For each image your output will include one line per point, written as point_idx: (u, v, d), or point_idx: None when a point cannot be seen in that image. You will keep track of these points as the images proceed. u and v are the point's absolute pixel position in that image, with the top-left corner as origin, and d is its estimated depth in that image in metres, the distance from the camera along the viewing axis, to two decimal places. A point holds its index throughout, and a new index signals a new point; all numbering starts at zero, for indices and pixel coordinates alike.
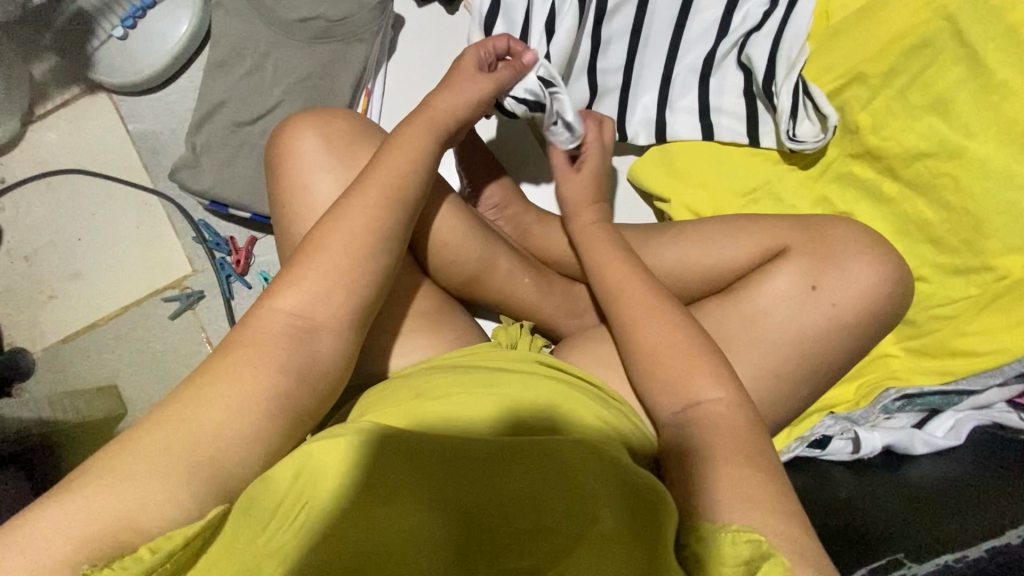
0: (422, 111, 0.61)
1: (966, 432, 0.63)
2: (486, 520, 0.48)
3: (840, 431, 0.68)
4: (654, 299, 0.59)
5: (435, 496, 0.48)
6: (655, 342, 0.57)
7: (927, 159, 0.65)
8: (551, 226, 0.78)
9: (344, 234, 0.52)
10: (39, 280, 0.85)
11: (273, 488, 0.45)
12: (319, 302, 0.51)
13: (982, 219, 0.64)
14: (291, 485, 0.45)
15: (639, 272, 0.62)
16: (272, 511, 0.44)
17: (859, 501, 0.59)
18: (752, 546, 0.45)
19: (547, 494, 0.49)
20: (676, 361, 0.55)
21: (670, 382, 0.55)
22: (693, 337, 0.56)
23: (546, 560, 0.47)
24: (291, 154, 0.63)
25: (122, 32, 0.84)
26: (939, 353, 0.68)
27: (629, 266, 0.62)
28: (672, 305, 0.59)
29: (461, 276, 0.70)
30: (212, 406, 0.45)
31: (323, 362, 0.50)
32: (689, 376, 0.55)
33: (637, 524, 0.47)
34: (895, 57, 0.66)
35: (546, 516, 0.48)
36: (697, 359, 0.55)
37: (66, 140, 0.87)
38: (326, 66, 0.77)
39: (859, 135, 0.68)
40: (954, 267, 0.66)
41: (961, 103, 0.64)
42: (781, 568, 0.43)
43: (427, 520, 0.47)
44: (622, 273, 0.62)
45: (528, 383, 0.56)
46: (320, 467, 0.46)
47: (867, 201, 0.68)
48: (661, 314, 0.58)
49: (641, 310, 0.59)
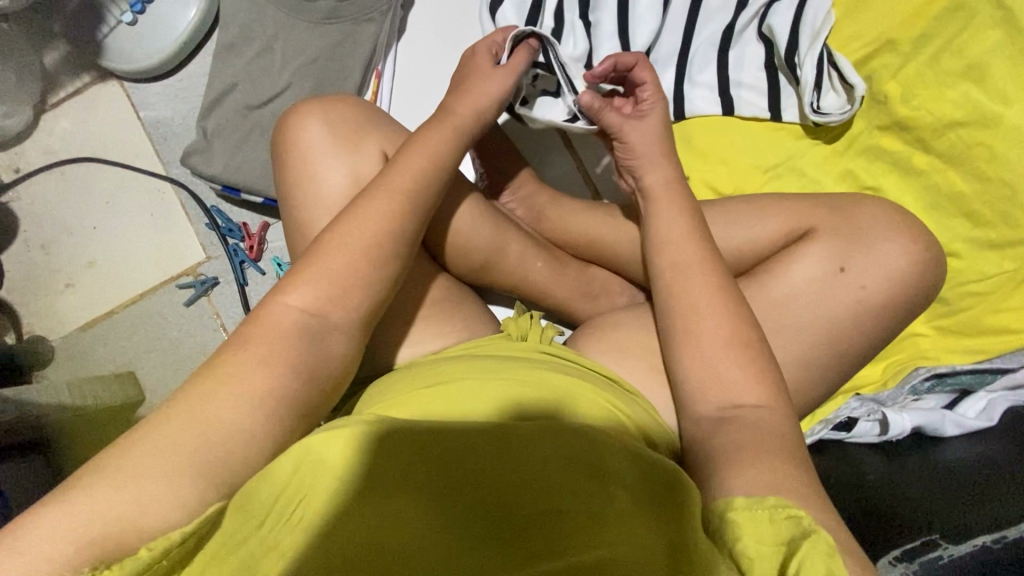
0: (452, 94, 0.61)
1: (998, 414, 0.60)
2: (499, 507, 0.44)
3: (867, 413, 0.65)
4: (704, 282, 0.54)
5: (442, 477, 0.45)
6: (706, 330, 0.52)
7: (962, 128, 0.62)
8: (567, 207, 0.76)
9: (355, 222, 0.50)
10: (57, 269, 0.85)
11: (271, 484, 0.41)
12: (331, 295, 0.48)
13: (1018, 189, 0.61)
14: (295, 477, 0.42)
15: (684, 245, 0.57)
16: (273, 500, 0.41)
17: (887, 485, 0.57)
18: (792, 523, 0.39)
19: (561, 478, 0.46)
20: (713, 346, 0.52)
21: (706, 368, 0.52)
22: (731, 317, 0.52)
23: (564, 542, 0.43)
24: (294, 136, 0.62)
25: (131, 17, 0.83)
26: (973, 331, 0.66)
27: (670, 242, 0.57)
28: (713, 286, 0.54)
29: (475, 258, 0.69)
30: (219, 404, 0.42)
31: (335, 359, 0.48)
32: (733, 369, 0.51)
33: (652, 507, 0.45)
34: (926, 22, 0.63)
35: (558, 501, 0.45)
36: (737, 353, 0.51)
37: (79, 129, 0.87)
38: (335, 47, 0.76)
39: (889, 105, 0.65)
40: (988, 241, 0.63)
41: (996, 69, 0.61)
42: (828, 551, 0.37)
43: (439, 511, 0.43)
44: (684, 242, 0.57)
45: (533, 369, 0.56)
46: (320, 454, 0.43)
47: (898, 174, 0.66)
48: (702, 295, 0.54)
49: (682, 290, 0.55)
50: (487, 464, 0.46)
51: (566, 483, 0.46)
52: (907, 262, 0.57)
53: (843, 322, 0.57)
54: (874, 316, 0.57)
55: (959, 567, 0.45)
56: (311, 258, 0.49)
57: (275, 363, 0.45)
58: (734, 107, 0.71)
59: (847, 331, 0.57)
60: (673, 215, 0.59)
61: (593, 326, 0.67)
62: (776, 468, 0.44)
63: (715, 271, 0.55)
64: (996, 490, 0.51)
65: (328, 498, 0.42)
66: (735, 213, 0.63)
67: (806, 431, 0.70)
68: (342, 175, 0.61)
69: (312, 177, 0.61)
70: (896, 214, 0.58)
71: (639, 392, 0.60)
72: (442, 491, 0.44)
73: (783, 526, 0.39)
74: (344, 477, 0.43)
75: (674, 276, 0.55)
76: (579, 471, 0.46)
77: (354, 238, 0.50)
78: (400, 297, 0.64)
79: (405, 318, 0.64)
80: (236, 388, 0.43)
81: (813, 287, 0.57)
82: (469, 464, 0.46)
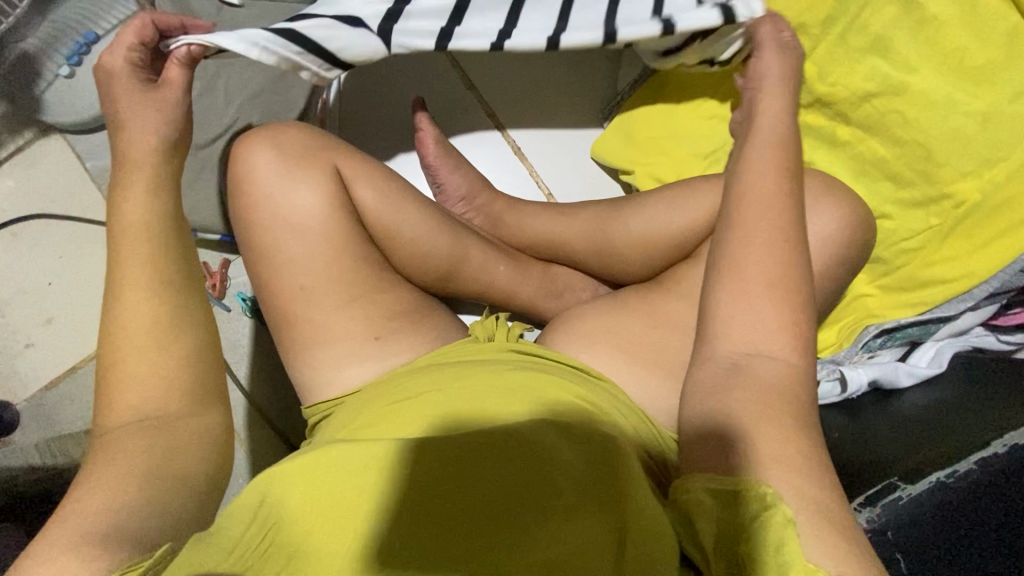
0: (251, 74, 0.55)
1: (947, 359, 0.65)
2: (481, 510, 0.45)
3: (827, 374, 0.68)
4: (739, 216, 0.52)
5: (433, 480, 0.46)
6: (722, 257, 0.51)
7: (874, 98, 0.65)
8: (521, 210, 0.77)
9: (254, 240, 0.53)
10: (14, 331, 0.84)
11: (229, 530, 0.42)
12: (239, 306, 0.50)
13: (933, 148, 0.64)
14: (251, 523, 0.43)
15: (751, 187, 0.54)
16: (242, 535, 0.42)
17: (853, 437, 0.60)
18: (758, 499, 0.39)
19: (528, 468, 0.47)
20: (752, 296, 0.49)
21: (750, 330, 0.48)
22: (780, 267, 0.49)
23: (534, 534, 0.44)
24: (245, 165, 0.63)
25: (67, 70, 0.81)
26: (913, 286, 0.68)
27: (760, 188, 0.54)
28: (779, 234, 0.51)
29: (435, 268, 0.70)
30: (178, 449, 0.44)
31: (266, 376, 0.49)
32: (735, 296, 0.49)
33: (602, 489, 0.46)
34: (830, 4, 0.65)
35: (534, 508, 0.45)
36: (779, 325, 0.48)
37: (25, 186, 0.86)
38: (277, 82, 0.77)
39: (807, 84, 0.68)
40: (913, 200, 0.66)
41: (899, 41, 0.63)
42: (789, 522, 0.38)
43: (426, 521, 0.44)
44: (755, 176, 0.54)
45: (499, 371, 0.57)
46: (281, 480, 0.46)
47: (825, 147, 0.69)
48: (768, 254, 0.50)
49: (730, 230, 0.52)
50: (482, 474, 0.47)
51: (538, 472, 0.47)
52: (837, 227, 0.60)
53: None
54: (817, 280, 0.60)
55: (917, 504, 0.51)
56: None
57: None
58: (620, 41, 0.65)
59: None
60: (754, 166, 0.55)
61: (558, 320, 0.69)
62: (777, 420, 0.44)
63: (783, 229, 0.51)
64: (947, 432, 0.55)
65: (293, 524, 0.44)
66: (677, 202, 0.68)
67: None
68: (306, 196, 0.62)
69: (267, 209, 0.62)
70: (824, 184, 0.62)
71: (608, 376, 0.62)
72: (435, 498, 0.46)
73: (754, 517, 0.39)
74: (302, 510, 0.44)
75: (751, 228, 0.52)
76: (541, 461, 0.48)
77: None
78: (364, 314, 0.64)
79: (373, 335, 0.65)
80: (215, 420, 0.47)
81: None
82: (456, 474, 0.47)
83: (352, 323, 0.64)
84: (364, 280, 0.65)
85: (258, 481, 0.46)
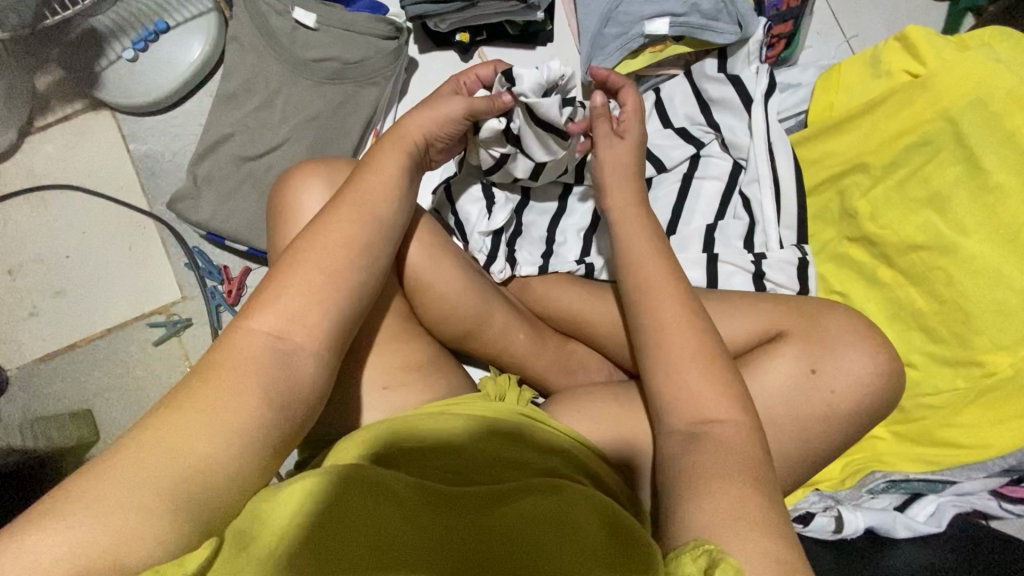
0: (409, 132, 0.56)
1: (945, 520, 0.65)
2: (412, 552, 0.41)
3: (824, 508, 0.66)
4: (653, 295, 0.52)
5: (391, 484, 0.44)
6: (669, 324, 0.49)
7: (922, 251, 0.65)
8: (552, 281, 0.74)
9: (327, 245, 0.47)
10: (22, 297, 0.83)
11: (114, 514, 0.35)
12: (296, 320, 0.44)
13: (972, 314, 0.63)
14: (143, 491, 0.36)
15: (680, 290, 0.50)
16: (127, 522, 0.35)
17: (881, 560, 0.59)
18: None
19: (494, 523, 0.44)
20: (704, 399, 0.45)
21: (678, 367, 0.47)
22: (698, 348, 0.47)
23: None
24: (294, 200, 0.59)
25: (132, 54, 0.82)
26: (927, 442, 0.67)
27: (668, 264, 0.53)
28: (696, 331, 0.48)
29: (456, 326, 0.67)
30: (193, 436, 0.39)
31: (305, 384, 0.44)
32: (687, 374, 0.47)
33: (618, 547, 0.42)
34: (896, 152, 0.65)
35: (502, 511, 0.44)
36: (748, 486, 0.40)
37: (64, 154, 0.86)
38: (336, 107, 0.76)
39: (858, 220, 0.67)
40: (944, 358, 0.65)
41: (956, 202, 0.64)
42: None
43: (382, 526, 0.42)
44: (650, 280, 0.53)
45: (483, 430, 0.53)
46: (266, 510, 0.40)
47: (864, 283, 0.68)
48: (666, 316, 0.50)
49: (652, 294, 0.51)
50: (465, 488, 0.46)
51: (493, 517, 0.44)
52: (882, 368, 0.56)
53: (815, 425, 0.54)
54: (857, 423, 0.56)
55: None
56: (268, 302, 0.45)
57: (244, 448, 0.40)
58: (723, 267, 0.67)
59: (819, 433, 0.54)
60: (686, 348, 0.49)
61: (569, 393, 0.64)
62: (730, 481, 0.40)
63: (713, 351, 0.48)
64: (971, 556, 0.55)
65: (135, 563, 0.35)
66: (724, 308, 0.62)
67: (795, 502, 0.69)
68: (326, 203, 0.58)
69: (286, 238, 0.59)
70: None
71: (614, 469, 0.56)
72: (398, 486, 0.44)
73: (699, 562, 0.34)
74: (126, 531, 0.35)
75: (666, 350, 0.47)
76: (504, 523, 0.44)
77: (333, 244, 0.47)
78: (379, 361, 0.61)
79: (384, 383, 0.61)
80: (244, 409, 0.41)
81: (782, 395, 0.54)
82: (397, 512, 0.43)
83: (362, 369, 0.61)
84: (381, 327, 0.62)
85: (150, 522, 0.35)
